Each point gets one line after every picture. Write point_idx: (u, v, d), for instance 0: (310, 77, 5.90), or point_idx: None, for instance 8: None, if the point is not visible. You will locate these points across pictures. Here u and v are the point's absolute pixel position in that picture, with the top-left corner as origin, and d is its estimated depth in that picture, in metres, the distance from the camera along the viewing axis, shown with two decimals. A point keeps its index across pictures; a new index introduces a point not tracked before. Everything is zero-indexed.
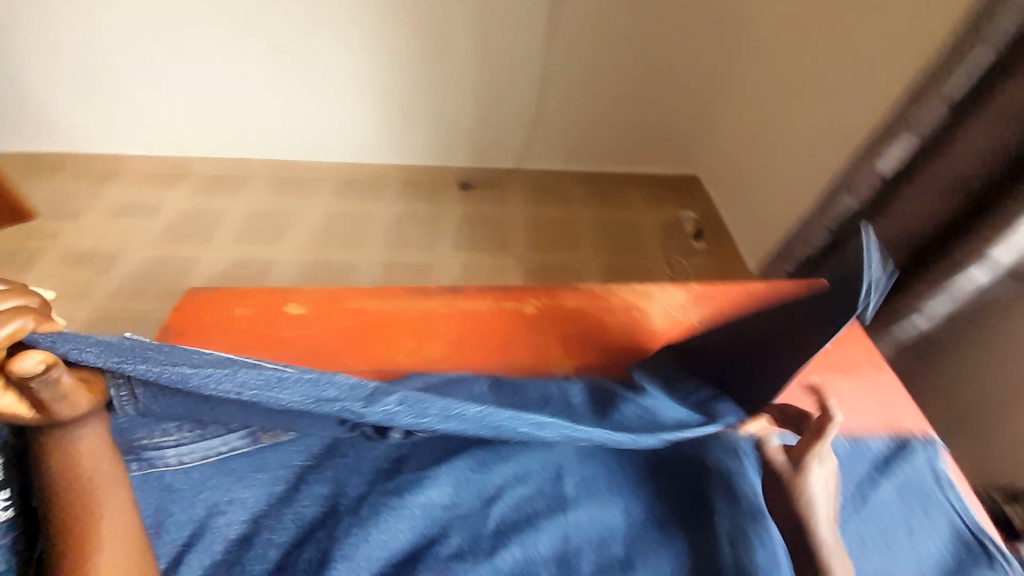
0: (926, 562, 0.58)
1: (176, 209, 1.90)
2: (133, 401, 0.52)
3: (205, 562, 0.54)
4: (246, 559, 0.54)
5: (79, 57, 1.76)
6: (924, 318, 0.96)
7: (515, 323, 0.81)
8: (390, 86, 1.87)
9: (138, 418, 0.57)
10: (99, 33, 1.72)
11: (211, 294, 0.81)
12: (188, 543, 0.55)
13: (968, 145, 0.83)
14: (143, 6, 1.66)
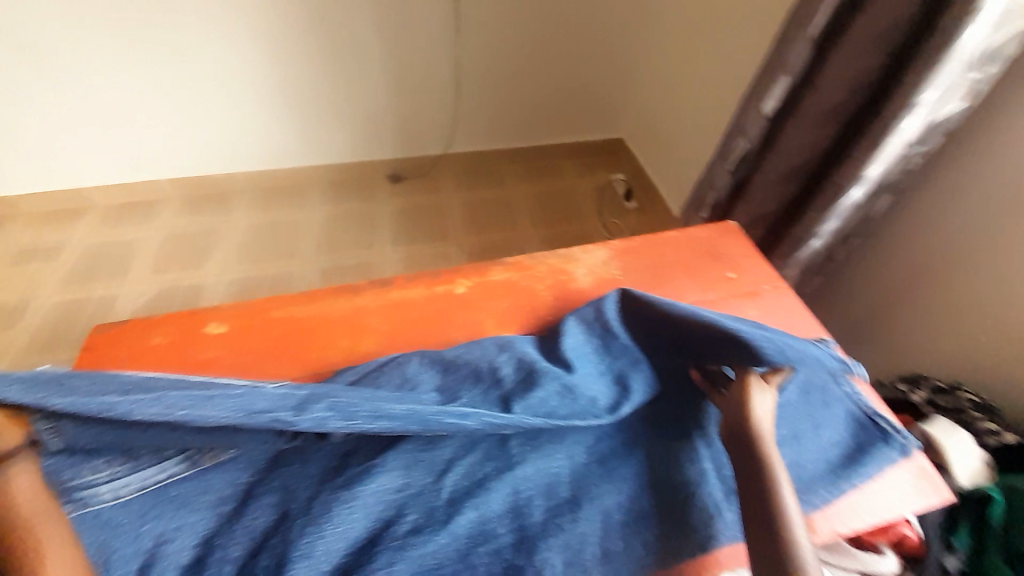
0: (831, 449, 0.64)
1: (82, 246, 1.75)
2: (60, 436, 0.54)
3: None
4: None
5: None
6: (819, 239, 1.04)
7: (447, 305, 0.82)
8: (299, 85, 1.78)
9: (65, 458, 0.55)
10: None
11: (123, 330, 0.78)
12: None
13: (837, 74, 0.91)
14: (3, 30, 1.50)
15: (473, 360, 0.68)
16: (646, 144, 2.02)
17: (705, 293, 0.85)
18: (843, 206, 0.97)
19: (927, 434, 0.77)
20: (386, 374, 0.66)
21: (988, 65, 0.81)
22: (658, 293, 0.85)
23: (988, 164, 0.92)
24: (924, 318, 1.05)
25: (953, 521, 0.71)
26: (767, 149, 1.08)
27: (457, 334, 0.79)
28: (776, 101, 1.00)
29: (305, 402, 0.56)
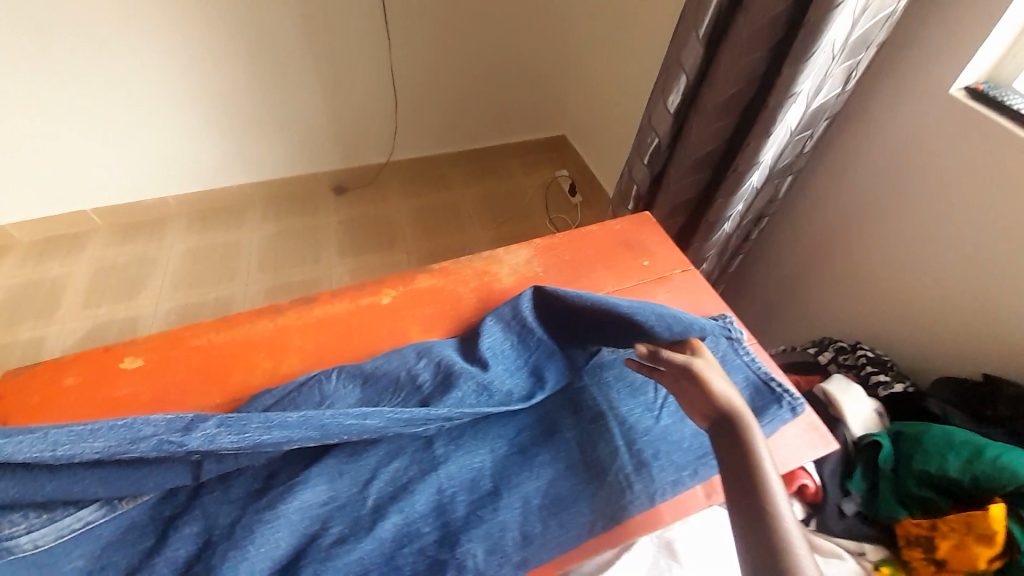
0: None
1: (4, 285, 1.64)
2: None
3: None
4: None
5: None
6: (729, 222, 1.11)
7: (372, 316, 0.84)
8: (229, 102, 1.73)
9: None
10: None
11: (29, 372, 0.75)
12: None
13: (726, 69, 0.96)
14: None
15: (394, 369, 0.70)
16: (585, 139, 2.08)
17: (621, 283, 0.90)
18: (745, 191, 1.04)
19: (827, 394, 0.84)
20: (306, 393, 0.67)
21: (859, 52, 0.88)
22: (577, 285, 0.89)
23: (869, 143, 0.99)
24: (829, 286, 1.13)
25: (850, 468, 0.78)
26: (677, 141, 1.15)
27: (382, 344, 0.80)
28: (678, 99, 1.07)
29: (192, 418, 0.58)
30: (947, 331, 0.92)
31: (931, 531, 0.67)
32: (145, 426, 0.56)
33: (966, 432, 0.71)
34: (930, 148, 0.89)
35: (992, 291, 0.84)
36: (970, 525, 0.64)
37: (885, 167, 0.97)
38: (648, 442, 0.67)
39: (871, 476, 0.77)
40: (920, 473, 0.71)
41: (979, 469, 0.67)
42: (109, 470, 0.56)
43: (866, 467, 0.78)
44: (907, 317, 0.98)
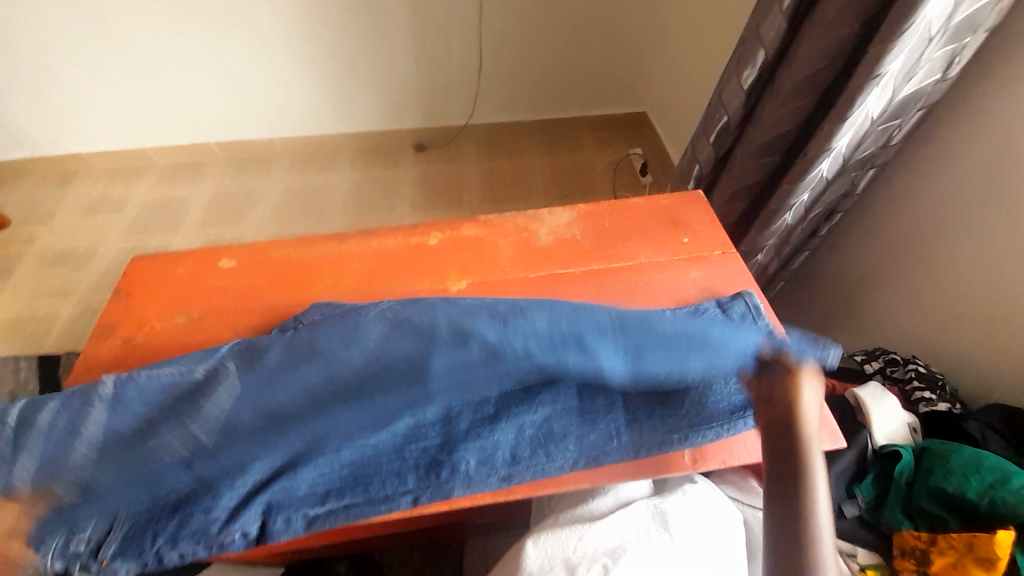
0: (738, 392, 0.71)
1: (144, 199, 1.98)
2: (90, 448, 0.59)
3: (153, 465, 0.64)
4: (168, 484, 0.62)
5: (30, 60, 1.80)
6: (792, 212, 1.05)
7: (419, 254, 0.93)
8: (333, 55, 1.90)
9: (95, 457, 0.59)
10: (41, 34, 1.75)
11: (153, 259, 0.95)
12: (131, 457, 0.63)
13: (808, 46, 0.91)
14: (80, 6, 1.69)
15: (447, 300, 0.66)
16: (665, 116, 2.00)
17: (656, 255, 0.91)
18: (813, 180, 0.98)
19: (858, 399, 0.82)
20: (350, 315, 0.65)
21: (963, 37, 0.80)
22: (612, 252, 0.92)
23: (966, 139, 0.89)
24: (900, 296, 1.04)
25: (862, 474, 0.78)
26: (748, 121, 1.10)
27: (423, 280, 0.89)
28: (755, 74, 1.03)
29: (253, 360, 0.62)
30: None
31: (930, 545, 0.67)
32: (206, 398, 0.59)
33: (998, 459, 0.69)
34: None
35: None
36: (973, 547, 0.63)
37: (980, 169, 0.87)
38: (642, 405, 0.71)
39: (883, 486, 0.76)
40: (935, 489, 0.70)
41: (1000, 496, 0.65)
42: (161, 445, 0.59)
43: (880, 476, 0.77)
44: (979, 338, 0.90)
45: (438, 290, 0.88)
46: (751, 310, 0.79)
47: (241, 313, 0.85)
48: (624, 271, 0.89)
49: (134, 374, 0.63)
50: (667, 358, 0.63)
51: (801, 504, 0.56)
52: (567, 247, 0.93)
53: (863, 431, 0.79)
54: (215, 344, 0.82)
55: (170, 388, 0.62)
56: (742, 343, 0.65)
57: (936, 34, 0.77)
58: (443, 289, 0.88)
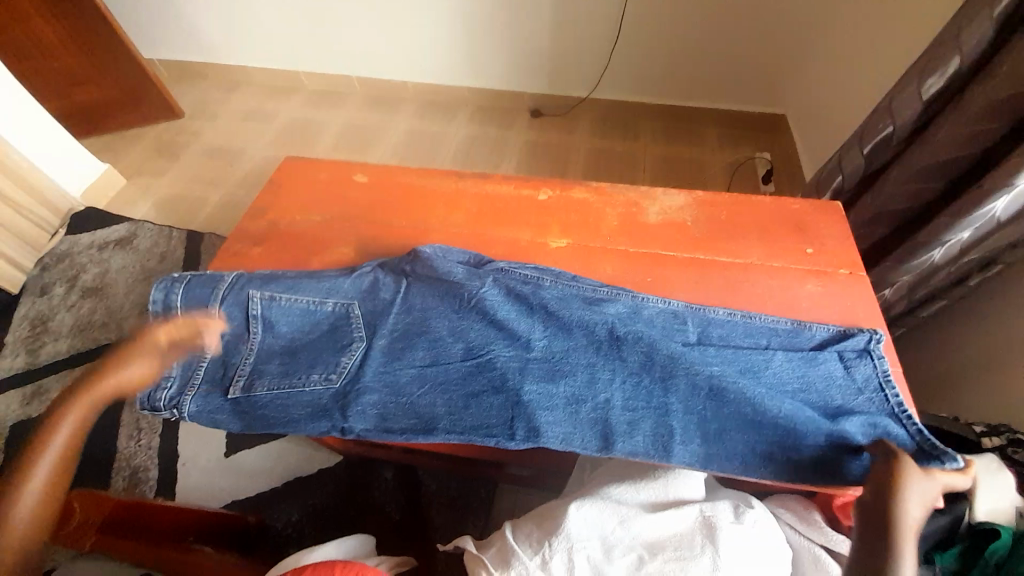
0: (839, 437, 0.65)
1: (289, 116, 2.22)
2: (243, 377, 0.76)
3: (269, 365, 0.77)
4: (295, 385, 0.75)
5: None
6: (943, 250, 0.93)
7: (527, 206, 0.97)
8: (474, 10, 1.92)
9: (243, 374, 0.76)
10: None
11: (303, 161, 1.08)
12: (256, 361, 0.77)
13: (1018, 62, 0.77)
14: None
15: (540, 303, 0.77)
16: (807, 123, 1.80)
17: (769, 259, 0.86)
18: (981, 217, 0.85)
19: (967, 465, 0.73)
20: (462, 287, 0.78)
21: None
22: (721, 245, 0.89)
23: None
24: None
25: (947, 543, 0.71)
26: (916, 139, 0.98)
27: (525, 230, 0.93)
28: (939, 85, 0.91)
29: (378, 307, 0.79)
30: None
31: None
32: (350, 337, 0.78)
33: None
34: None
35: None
36: None
37: None
38: (720, 416, 0.68)
39: (969, 562, 0.70)
40: None
41: None
42: (308, 364, 0.76)
43: (968, 551, 0.70)
44: None
45: (537, 243, 0.91)
46: (882, 368, 0.70)
47: (365, 222, 0.95)
48: (730, 267, 0.85)
49: (273, 299, 0.79)
50: (749, 427, 0.67)
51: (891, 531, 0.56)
52: (675, 230, 0.91)
53: (964, 500, 0.70)
54: (339, 244, 0.93)
55: (306, 318, 0.80)
56: (842, 429, 0.65)
57: None
58: (543, 243, 0.91)
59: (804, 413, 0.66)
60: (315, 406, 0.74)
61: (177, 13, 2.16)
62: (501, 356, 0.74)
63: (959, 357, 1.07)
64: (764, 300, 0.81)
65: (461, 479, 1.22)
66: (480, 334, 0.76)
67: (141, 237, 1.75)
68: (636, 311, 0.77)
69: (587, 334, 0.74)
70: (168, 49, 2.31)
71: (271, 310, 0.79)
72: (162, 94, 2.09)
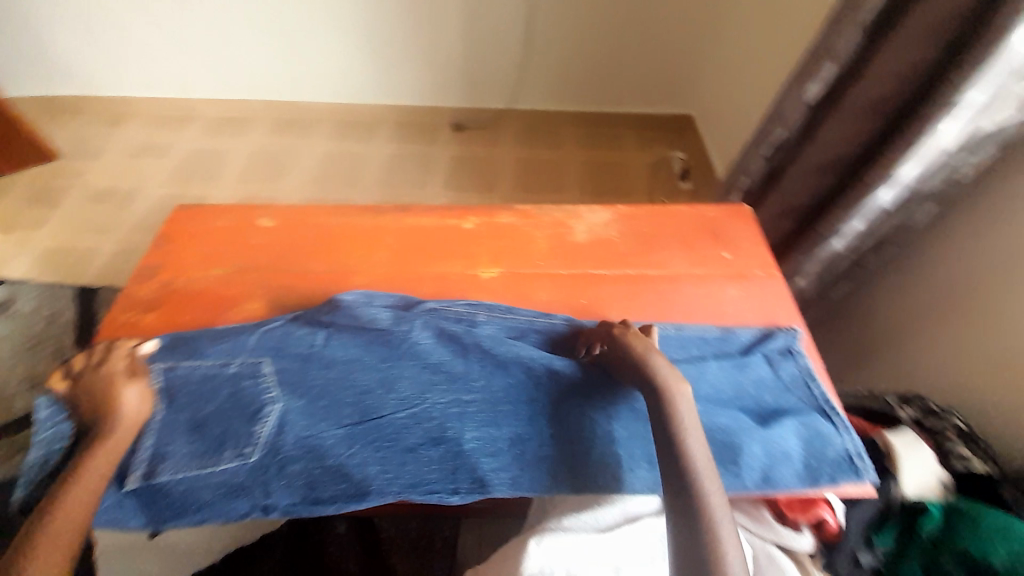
0: (774, 447, 0.67)
1: (186, 148, 2.00)
2: (142, 465, 0.65)
3: (173, 447, 0.66)
4: (205, 466, 0.65)
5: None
6: (842, 239, 1.00)
7: (453, 237, 0.93)
8: (380, 26, 1.87)
9: (142, 462, 0.65)
10: None
11: (195, 210, 0.97)
12: (156, 445, 0.66)
13: (884, 65, 0.86)
14: None
15: (475, 342, 0.73)
16: (713, 123, 1.92)
17: (693, 267, 0.89)
18: (871, 208, 0.93)
19: (889, 444, 0.79)
20: (389, 333, 0.73)
21: None
22: (648, 258, 0.90)
23: None
24: (947, 343, 0.98)
25: (883, 525, 0.74)
26: (806, 139, 1.06)
27: (454, 263, 0.89)
28: (819, 88, 0.98)
29: (295, 363, 0.71)
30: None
31: None
32: (262, 401, 0.69)
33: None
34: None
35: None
36: None
37: None
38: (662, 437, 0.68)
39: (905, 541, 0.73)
40: (965, 553, 0.67)
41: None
42: (219, 439, 0.67)
43: (903, 530, 0.73)
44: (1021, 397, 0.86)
45: (466, 275, 0.87)
46: (805, 366, 0.75)
47: (276, 273, 0.87)
48: (659, 280, 0.87)
49: (180, 368, 0.71)
50: None
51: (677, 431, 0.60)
52: (603, 248, 0.91)
53: (889, 478, 0.77)
54: (247, 300, 0.83)
55: (210, 386, 0.70)
56: (774, 434, 0.68)
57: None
58: (472, 273, 0.88)
59: (738, 422, 0.68)
60: (231, 487, 0.64)
61: (40, 43, 1.92)
62: (438, 403, 0.69)
63: (868, 333, 1.17)
64: (692, 308, 0.84)
65: (420, 519, 1.15)
66: (413, 383, 0.70)
67: (22, 299, 1.51)
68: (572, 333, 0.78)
69: (524, 370, 0.72)
70: (30, 83, 2.02)
71: (174, 380, 0.71)
72: (28, 135, 1.83)
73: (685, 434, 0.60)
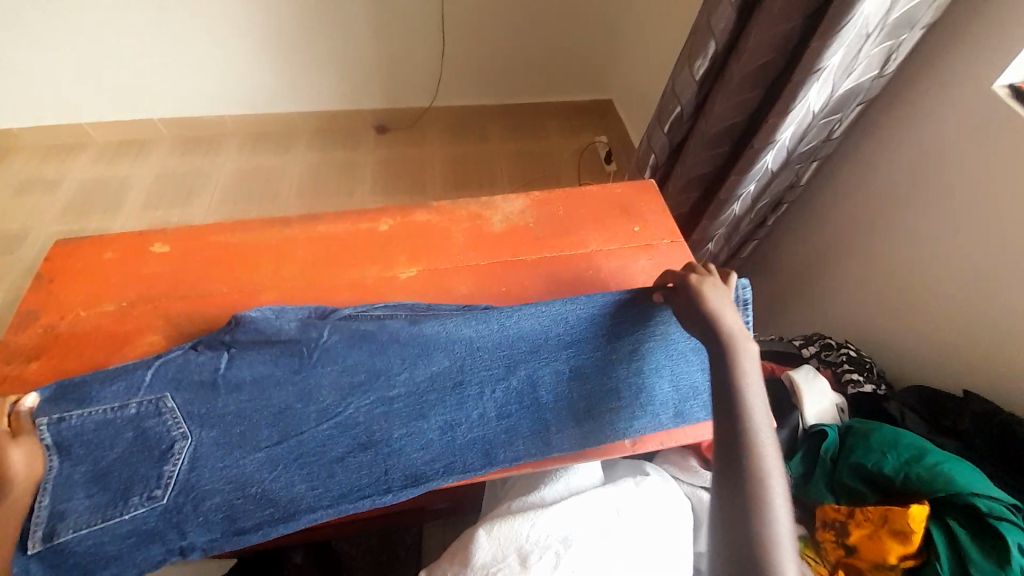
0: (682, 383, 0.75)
1: (78, 178, 1.82)
2: (41, 528, 0.59)
3: (73, 504, 0.61)
4: (111, 518, 0.61)
5: None
6: (740, 202, 1.07)
7: (368, 240, 0.91)
8: (285, 30, 1.78)
9: (42, 526, 0.59)
10: None
11: (77, 244, 0.88)
12: (52, 506, 0.60)
13: (756, 39, 0.92)
14: None
15: (394, 339, 0.71)
16: (629, 104, 1.99)
17: (606, 243, 0.92)
18: (759, 171, 1.01)
19: (792, 380, 0.89)
20: (301, 344, 0.70)
21: (900, 34, 0.83)
22: (564, 240, 0.92)
23: (901, 134, 0.94)
24: (842, 284, 1.09)
25: (793, 452, 0.85)
26: (701, 111, 1.12)
27: (370, 267, 0.87)
28: (706, 65, 1.04)
29: (199, 394, 0.67)
30: (959, 338, 0.88)
31: (848, 518, 0.73)
32: (167, 438, 0.64)
33: (914, 437, 0.76)
34: (977, 144, 0.82)
35: (1010, 301, 0.80)
36: (889, 520, 0.69)
37: (915, 163, 0.92)
38: (585, 395, 0.72)
39: (810, 464, 0.83)
40: (856, 464, 0.77)
41: (915, 470, 0.72)
42: (124, 486, 0.62)
43: (808, 453, 0.84)
44: (907, 324, 0.96)
45: (384, 278, 0.86)
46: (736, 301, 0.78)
47: (176, 300, 0.81)
48: (576, 259, 0.90)
49: (68, 419, 0.64)
50: (610, 399, 0.72)
51: (740, 394, 0.62)
52: (521, 234, 0.93)
53: (795, 412, 0.86)
54: (146, 333, 0.78)
55: (107, 432, 0.64)
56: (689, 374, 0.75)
57: (873, 30, 0.80)
58: (391, 275, 0.86)
59: (648, 364, 0.74)
60: (146, 534, 0.61)
61: None
62: (362, 407, 0.68)
63: (778, 285, 1.26)
64: (603, 282, 0.87)
65: (381, 531, 1.10)
66: (333, 390, 0.69)
67: None
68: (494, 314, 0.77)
69: (447, 361, 0.71)
70: None
71: (66, 432, 0.63)
72: None
73: (745, 395, 0.62)
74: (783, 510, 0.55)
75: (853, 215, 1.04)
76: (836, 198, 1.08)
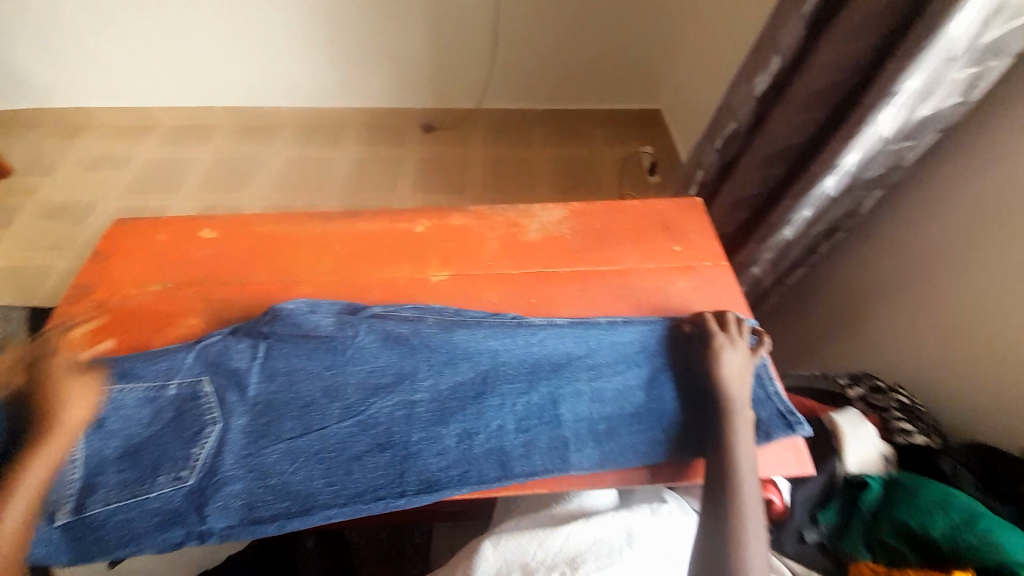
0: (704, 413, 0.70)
1: (144, 158, 1.93)
2: (72, 498, 0.62)
3: (105, 478, 0.63)
4: (139, 495, 0.63)
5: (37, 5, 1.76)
6: (792, 227, 1.01)
7: (403, 241, 0.91)
8: (344, 27, 1.84)
9: (72, 496, 0.62)
10: None
11: (135, 224, 0.93)
12: (87, 477, 0.63)
13: (825, 57, 0.87)
14: None
15: (422, 343, 0.72)
16: (678, 116, 1.92)
17: (643, 261, 0.89)
18: (816, 196, 0.94)
19: (833, 424, 0.82)
20: (333, 340, 0.71)
21: (988, 60, 0.76)
22: (600, 255, 0.89)
23: (981, 167, 0.85)
24: (900, 323, 1.00)
25: (827, 500, 0.78)
26: (756, 129, 1.07)
27: (402, 267, 0.87)
28: (767, 82, 0.99)
29: (232, 380, 0.69)
30: None
31: None
32: (199, 421, 0.66)
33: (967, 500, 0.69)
34: None
35: None
36: None
37: (995, 200, 0.84)
38: (608, 417, 0.69)
39: (846, 518, 0.76)
40: (901, 524, 0.70)
41: (964, 537, 0.66)
42: (153, 465, 0.64)
43: (844, 504, 0.77)
44: (973, 375, 0.87)
45: (415, 279, 0.86)
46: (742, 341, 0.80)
47: (217, 285, 0.84)
48: (611, 275, 0.87)
49: (111, 394, 0.68)
50: (631, 425, 0.69)
51: (729, 432, 0.65)
52: (555, 246, 0.91)
53: (835, 457, 0.79)
54: (186, 316, 0.81)
55: (145, 410, 0.67)
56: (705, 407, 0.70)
57: (959, 54, 0.74)
58: (422, 277, 0.86)
59: (665, 391, 0.71)
60: (168, 514, 0.62)
61: None
62: (383, 408, 0.68)
63: (826, 318, 1.18)
64: (638, 302, 0.83)
65: (391, 527, 1.12)
66: (358, 389, 0.69)
67: None
68: (523, 326, 0.76)
69: (471, 369, 0.71)
70: None
71: (106, 406, 0.67)
72: None
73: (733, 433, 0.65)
74: (758, 546, 0.58)
75: (917, 250, 0.96)
76: (901, 231, 0.99)
